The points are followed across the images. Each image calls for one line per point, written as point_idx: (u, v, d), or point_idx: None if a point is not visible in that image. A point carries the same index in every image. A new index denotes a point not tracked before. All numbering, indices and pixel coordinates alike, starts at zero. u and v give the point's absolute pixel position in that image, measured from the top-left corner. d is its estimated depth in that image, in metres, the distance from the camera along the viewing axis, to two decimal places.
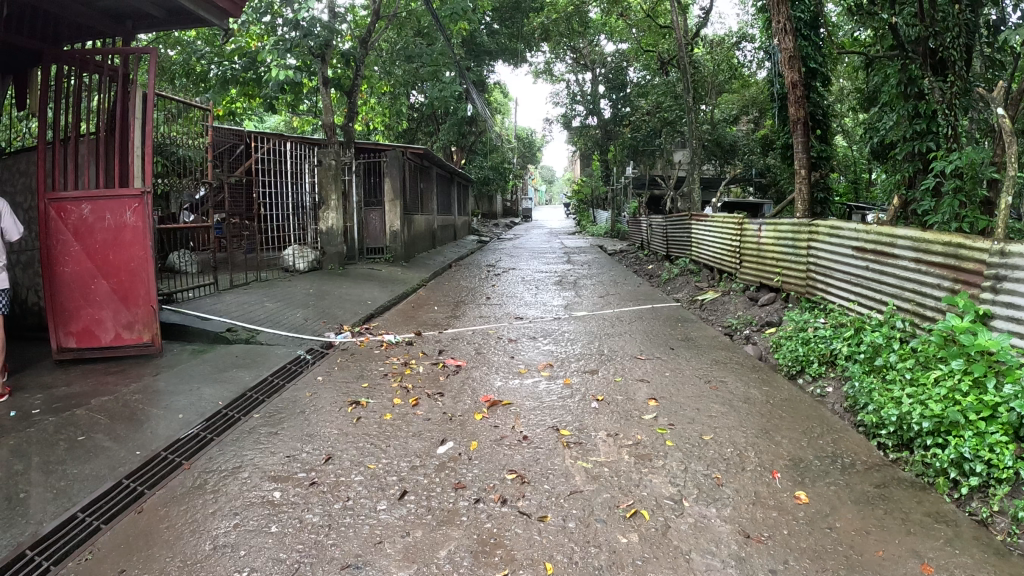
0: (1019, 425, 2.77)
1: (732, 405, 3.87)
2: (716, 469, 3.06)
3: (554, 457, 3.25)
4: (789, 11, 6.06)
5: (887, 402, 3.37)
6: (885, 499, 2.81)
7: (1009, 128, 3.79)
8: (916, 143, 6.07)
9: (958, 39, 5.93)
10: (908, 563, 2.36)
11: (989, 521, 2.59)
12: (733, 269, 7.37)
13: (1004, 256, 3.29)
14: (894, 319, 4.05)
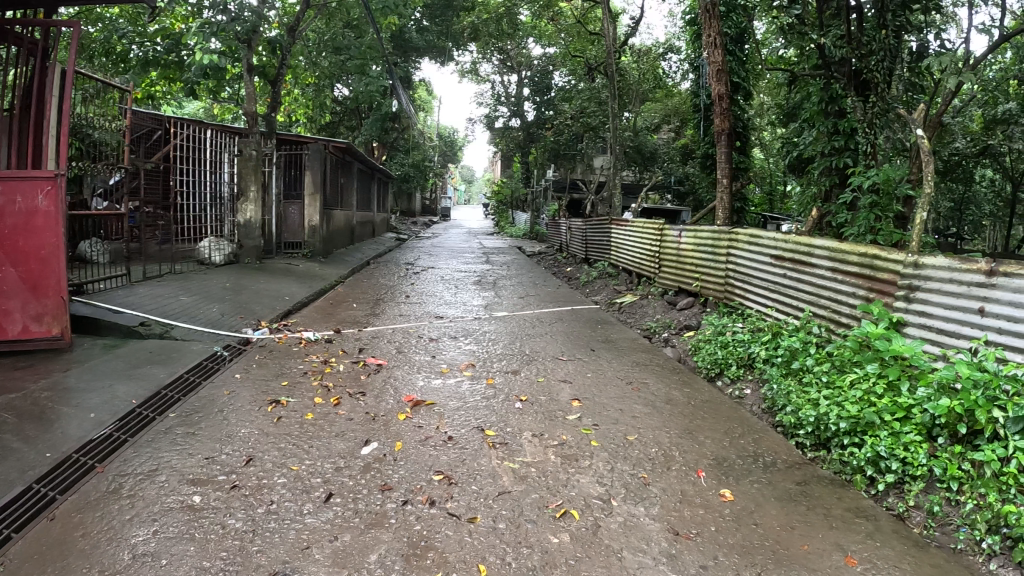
0: (930, 426, 2.98)
1: (655, 405, 3.95)
2: (641, 469, 3.09)
3: (480, 457, 3.20)
4: (720, 26, 6.22)
5: (804, 403, 3.53)
6: (807, 496, 2.92)
7: (926, 148, 4.01)
8: (832, 158, 6.44)
9: (883, 63, 6.17)
10: (833, 556, 2.50)
11: (905, 515, 2.78)
12: (652, 273, 7.54)
13: (917, 268, 3.51)
14: (810, 324, 4.23)
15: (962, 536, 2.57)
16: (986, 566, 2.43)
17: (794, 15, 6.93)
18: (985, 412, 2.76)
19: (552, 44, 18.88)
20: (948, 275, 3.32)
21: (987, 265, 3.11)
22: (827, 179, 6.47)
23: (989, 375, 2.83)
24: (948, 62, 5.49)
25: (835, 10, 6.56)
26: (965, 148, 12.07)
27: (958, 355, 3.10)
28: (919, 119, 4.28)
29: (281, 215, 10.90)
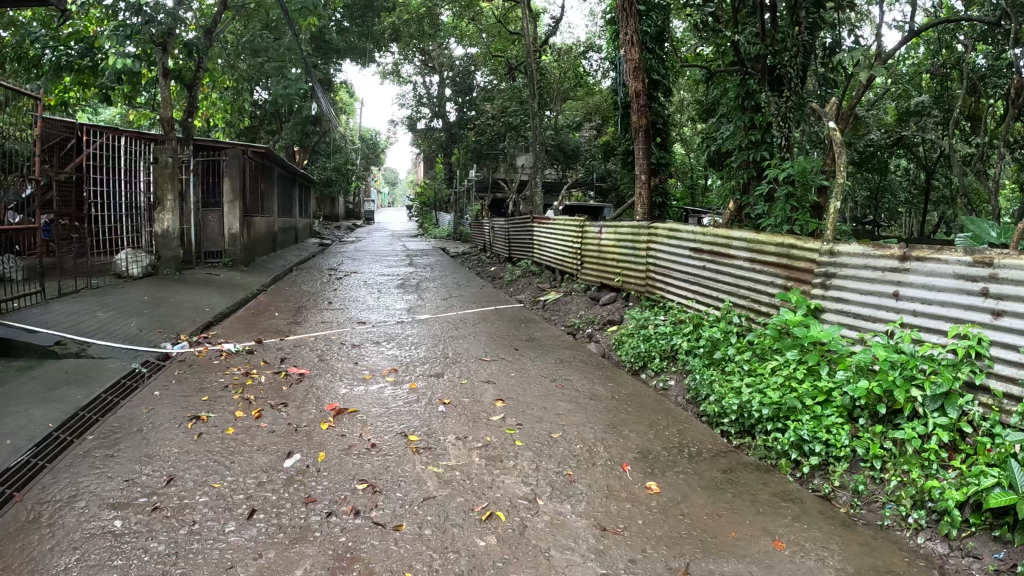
0: (851, 407, 3.11)
1: (579, 402, 3.96)
2: (567, 466, 3.08)
3: (405, 463, 3.14)
4: (637, 24, 6.31)
5: (728, 392, 3.60)
6: (732, 483, 2.97)
7: (839, 140, 4.08)
8: (751, 152, 6.53)
9: (795, 59, 6.34)
10: (761, 540, 2.56)
11: (831, 495, 2.89)
12: (575, 270, 7.60)
13: (833, 256, 3.62)
14: (730, 314, 4.33)
15: (889, 512, 2.72)
16: (914, 540, 2.59)
17: (708, 13, 7.08)
18: (904, 391, 2.90)
19: (474, 44, 18.86)
20: (863, 261, 3.43)
21: (899, 250, 3.23)
22: (744, 173, 6.61)
23: (906, 357, 2.96)
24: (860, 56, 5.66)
25: (748, 9, 6.72)
26: (879, 140, 12.53)
27: (875, 338, 3.23)
28: (830, 113, 4.39)
29: (200, 224, 10.53)
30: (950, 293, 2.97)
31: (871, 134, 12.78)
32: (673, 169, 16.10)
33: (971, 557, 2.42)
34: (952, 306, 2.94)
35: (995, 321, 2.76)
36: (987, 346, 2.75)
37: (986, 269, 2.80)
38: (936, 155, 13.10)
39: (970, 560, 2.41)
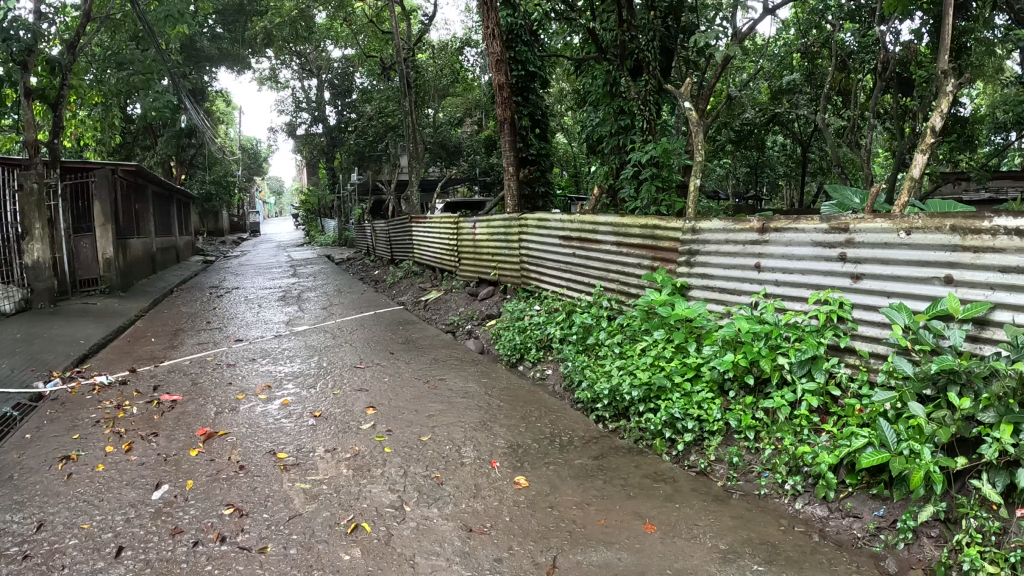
0: (720, 381, 3.24)
1: (450, 401, 3.91)
2: (434, 469, 3.00)
3: (272, 482, 3.00)
4: (497, 17, 6.31)
5: (599, 376, 3.69)
6: (603, 469, 2.98)
7: (696, 121, 4.17)
8: (620, 137, 6.52)
9: (652, 44, 6.41)
10: (633, 525, 2.55)
11: (708, 470, 2.95)
12: (454, 267, 7.70)
13: (695, 234, 3.81)
14: (602, 298, 4.54)
15: (766, 481, 2.80)
16: (793, 506, 2.68)
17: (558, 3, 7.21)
18: (770, 360, 3.04)
19: (349, 45, 18.55)
20: (725, 236, 3.61)
21: (758, 224, 3.41)
22: (613, 159, 6.66)
23: (769, 327, 3.13)
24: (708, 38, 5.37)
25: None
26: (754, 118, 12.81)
27: (740, 312, 3.40)
28: (686, 91, 4.41)
29: (73, 251, 9.89)
30: (809, 260, 3.15)
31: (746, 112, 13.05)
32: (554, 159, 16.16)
33: (851, 517, 2.54)
34: (811, 274, 3.14)
35: (855, 285, 2.95)
36: (848, 310, 2.94)
37: (842, 234, 2.98)
38: (810, 131, 13.58)
39: (850, 519, 2.54)
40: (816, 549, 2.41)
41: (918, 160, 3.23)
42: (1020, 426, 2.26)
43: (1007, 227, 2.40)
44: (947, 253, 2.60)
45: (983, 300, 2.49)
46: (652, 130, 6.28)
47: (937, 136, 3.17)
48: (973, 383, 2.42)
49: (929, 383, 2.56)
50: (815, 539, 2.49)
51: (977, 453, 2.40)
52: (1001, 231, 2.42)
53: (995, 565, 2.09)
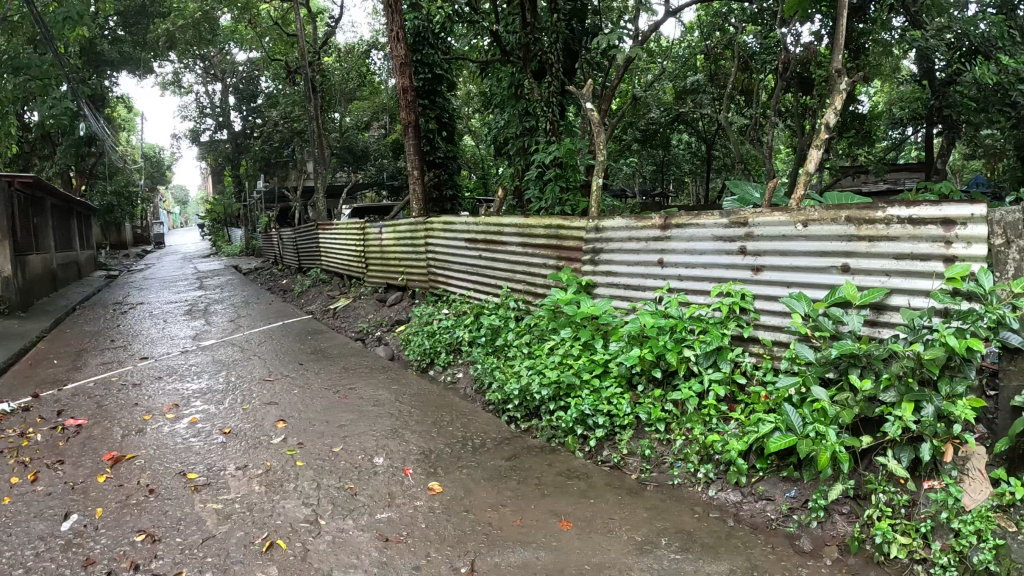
0: (629, 376, 3.39)
1: (361, 410, 3.97)
2: (347, 480, 3.02)
3: (184, 505, 2.92)
4: (402, 20, 6.46)
5: (508, 377, 3.83)
6: (516, 470, 3.09)
7: (597, 120, 4.35)
8: (526, 138, 6.84)
9: (555, 45, 6.42)
10: (549, 522, 2.62)
11: (622, 464, 3.09)
12: (363, 274, 7.99)
13: (599, 232, 4.15)
14: (508, 300, 4.82)
15: (679, 471, 2.94)
16: (707, 492, 2.82)
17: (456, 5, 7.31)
18: (677, 352, 3.21)
19: (255, 48, 18.08)
20: (628, 233, 3.93)
21: (660, 221, 3.71)
22: (519, 159, 6.89)
23: (674, 321, 3.35)
24: (612, 39, 5.58)
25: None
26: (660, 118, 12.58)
27: (646, 306, 3.68)
28: (586, 91, 4.53)
29: None
30: (711, 255, 3.44)
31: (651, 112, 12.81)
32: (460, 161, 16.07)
33: (765, 500, 2.71)
34: (713, 267, 3.42)
35: (755, 276, 3.23)
36: (750, 301, 3.21)
37: (742, 229, 3.26)
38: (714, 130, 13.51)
39: (764, 502, 2.70)
40: (731, 534, 2.57)
41: (813, 155, 3.32)
42: (919, 403, 2.50)
43: (900, 217, 2.69)
44: (845, 243, 2.87)
45: (879, 285, 2.77)
46: (555, 130, 6.27)
47: (830, 132, 3.29)
48: (873, 364, 2.63)
49: (831, 367, 2.76)
50: (730, 524, 2.64)
51: (879, 431, 2.64)
52: (895, 220, 2.70)
53: (907, 537, 2.35)
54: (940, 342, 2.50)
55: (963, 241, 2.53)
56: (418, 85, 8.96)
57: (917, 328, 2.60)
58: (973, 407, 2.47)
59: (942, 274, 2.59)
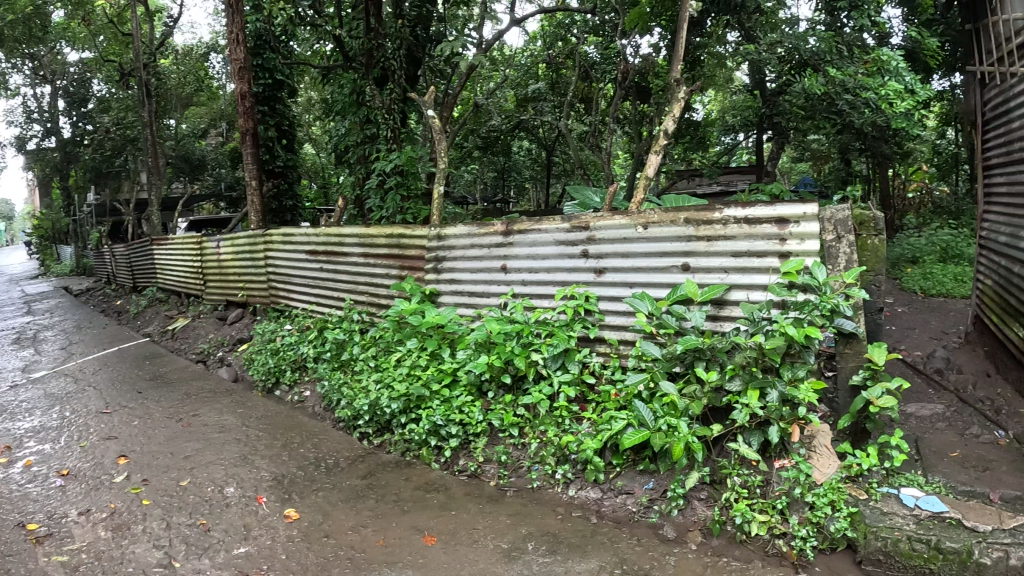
0: (478, 383, 3.48)
1: (208, 439, 3.82)
2: (199, 516, 2.87)
3: (22, 560, 2.62)
4: (241, 21, 6.27)
5: (358, 393, 3.81)
6: (372, 488, 3.09)
7: (436, 129, 4.86)
8: (366, 146, 6.53)
9: (398, 52, 6.47)
10: (413, 538, 2.62)
11: (479, 471, 3.17)
12: (201, 291, 7.71)
13: (441, 240, 4.24)
14: (352, 313, 4.82)
15: (537, 474, 3.05)
16: (566, 492, 2.95)
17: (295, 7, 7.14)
18: (525, 357, 3.30)
19: (87, 48, 16.60)
20: (470, 241, 4.03)
21: (502, 227, 3.84)
22: (359, 168, 6.60)
23: (521, 326, 3.41)
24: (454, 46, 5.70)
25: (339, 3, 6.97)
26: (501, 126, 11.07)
27: (493, 313, 3.74)
28: (428, 99, 5.04)
29: None
30: (555, 258, 3.56)
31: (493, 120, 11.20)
32: (304, 171, 15.37)
33: (625, 494, 2.85)
34: (557, 271, 3.55)
35: (599, 278, 3.38)
36: (594, 303, 3.36)
37: (584, 233, 3.42)
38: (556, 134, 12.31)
39: (623, 497, 2.85)
40: (596, 530, 2.69)
41: (652, 160, 3.52)
42: (763, 389, 2.71)
43: (736, 218, 2.90)
44: (684, 243, 3.05)
45: (719, 282, 2.96)
46: (396, 138, 6.29)
47: (669, 139, 3.51)
48: (717, 356, 2.80)
49: (677, 361, 2.89)
50: (594, 521, 2.76)
51: (728, 420, 2.85)
52: (731, 221, 2.91)
53: (765, 514, 2.60)
54: (779, 333, 2.68)
55: (797, 238, 2.76)
56: (257, 91, 8.70)
57: (757, 319, 2.78)
58: (814, 389, 2.69)
59: (777, 269, 2.80)
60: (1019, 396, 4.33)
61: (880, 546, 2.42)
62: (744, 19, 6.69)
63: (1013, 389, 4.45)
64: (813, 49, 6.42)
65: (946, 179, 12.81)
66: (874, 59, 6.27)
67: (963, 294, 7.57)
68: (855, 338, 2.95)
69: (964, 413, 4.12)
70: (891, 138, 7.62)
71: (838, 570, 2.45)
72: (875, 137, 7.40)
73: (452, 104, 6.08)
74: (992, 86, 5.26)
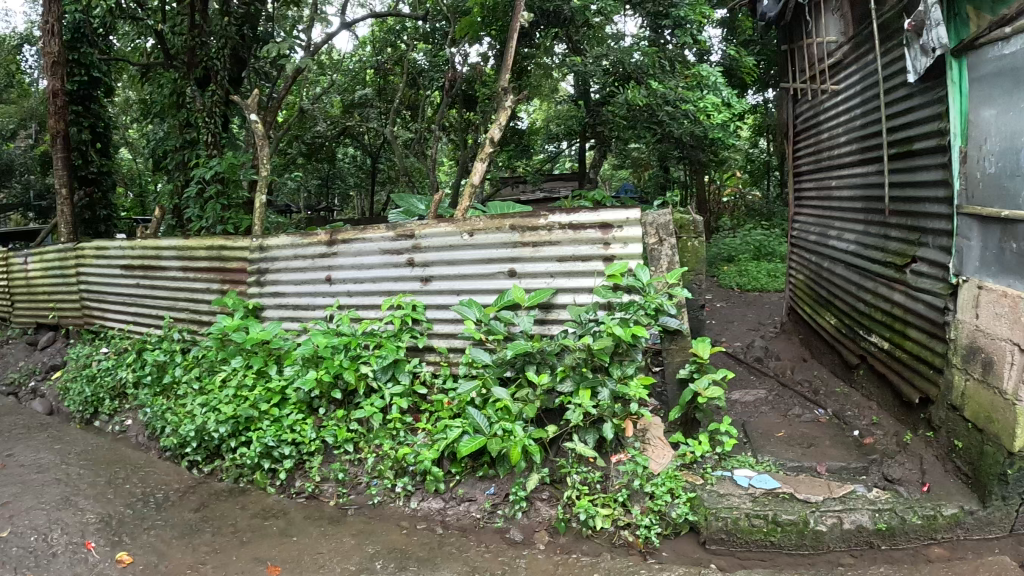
0: (308, 400, 3.33)
1: (19, 481, 3.38)
2: (22, 571, 2.52)
3: None
4: (59, 12, 5.69)
5: (183, 418, 3.48)
6: (208, 520, 2.89)
7: (261, 134, 4.75)
8: (185, 152, 6.04)
9: (222, 52, 6.06)
10: (255, 571, 2.49)
11: (317, 492, 3.05)
12: (7, 313, 6.87)
13: (263, 251, 4.05)
14: (172, 331, 4.42)
15: (376, 489, 2.98)
16: (409, 505, 2.91)
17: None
18: (354, 371, 3.19)
19: None
20: (294, 251, 3.90)
21: (326, 237, 3.73)
22: (178, 175, 6.01)
23: (348, 338, 3.31)
24: (282, 49, 5.51)
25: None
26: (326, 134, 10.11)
27: (317, 326, 3.60)
28: (250, 101, 4.86)
29: None
30: (378, 267, 3.54)
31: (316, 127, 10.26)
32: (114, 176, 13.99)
33: (467, 501, 2.86)
34: (383, 280, 3.52)
35: (425, 286, 3.40)
36: (422, 312, 3.35)
37: (409, 241, 3.41)
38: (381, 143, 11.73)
39: (466, 504, 2.85)
40: (443, 540, 2.69)
41: (478, 168, 3.62)
42: (594, 388, 2.78)
43: (560, 223, 3.00)
44: (510, 249, 3.12)
45: (546, 286, 3.05)
46: (217, 143, 5.95)
47: (494, 146, 3.60)
48: (548, 359, 2.87)
49: (507, 366, 2.95)
50: (439, 532, 2.75)
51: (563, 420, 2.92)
52: (556, 227, 3.01)
53: (608, 508, 2.72)
54: (606, 333, 2.75)
55: (621, 242, 2.90)
56: (70, 88, 7.89)
57: (585, 321, 2.86)
58: (642, 385, 2.81)
59: (602, 271, 2.93)
60: (831, 376, 4.82)
61: (721, 526, 2.64)
62: (572, 31, 6.83)
63: (828, 370, 4.92)
64: (637, 63, 6.75)
65: (757, 185, 14.07)
66: (695, 74, 6.67)
67: (775, 289, 8.36)
68: (680, 336, 3.13)
69: (787, 396, 4.50)
70: (706, 147, 8.22)
71: (684, 552, 2.64)
72: (691, 147, 8.04)
73: (276, 109, 5.89)
74: (803, 101, 5.80)
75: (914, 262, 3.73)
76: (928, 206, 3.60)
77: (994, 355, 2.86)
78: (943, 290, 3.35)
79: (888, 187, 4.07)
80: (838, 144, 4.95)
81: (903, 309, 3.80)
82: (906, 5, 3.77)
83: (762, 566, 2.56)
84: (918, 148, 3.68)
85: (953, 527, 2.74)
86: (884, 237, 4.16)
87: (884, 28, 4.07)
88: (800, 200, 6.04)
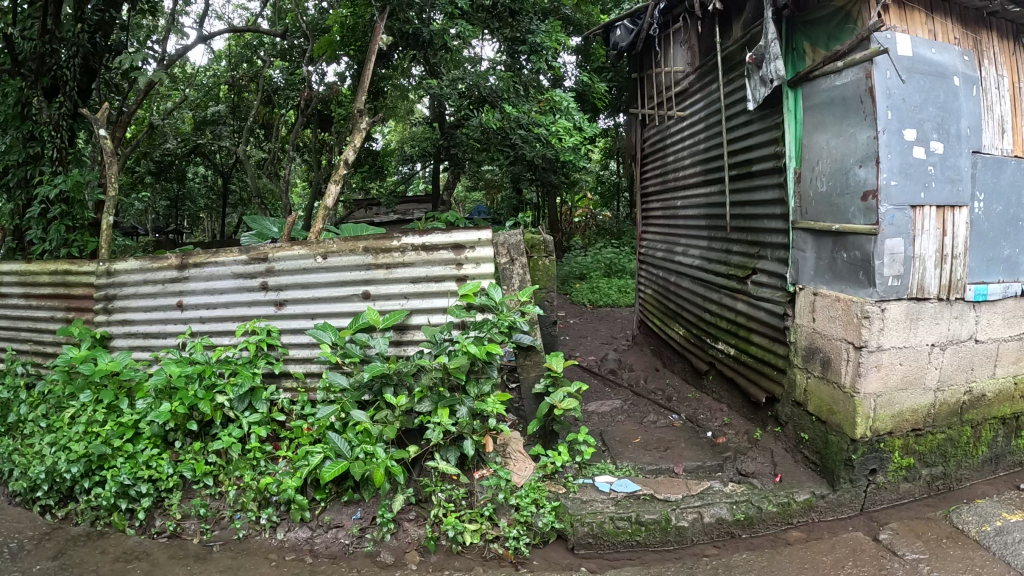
0: (163, 434, 3.11)
1: None
2: None
3: None
4: None
5: (32, 459, 3.18)
6: (67, 568, 2.70)
7: (110, 152, 4.48)
8: (28, 168, 5.16)
9: (75, 60, 5.32)
10: None
11: (179, 530, 2.91)
12: None
13: (110, 276, 3.80)
14: (16, 365, 4.06)
15: (241, 522, 2.88)
16: (275, 537, 2.84)
17: None
18: (209, 402, 3.03)
19: None
20: (143, 275, 3.68)
21: (176, 261, 3.56)
22: (18, 193, 5.16)
23: (201, 367, 3.10)
24: (135, 59, 5.12)
25: None
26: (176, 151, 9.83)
27: (169, 355, 3.39)
28: (99, 115, 4.59)
29: None
30: (231, 293, 3.43)
31: (167, 143, 9.84)
32: None
33: (334, 528, 2.83)
34: (235, 305, 3.43)
35: (279, 311, 3.34)
36: (276, 337, 3.28)
37: (262, 264, 3.33)
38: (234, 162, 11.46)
39: (334, 531, 2.83)
40: (314, 569, 2.65)
41: (331, 190, 3.63)
42: (452, 407, 2.83)
43: (413, 244, 3.09)
44: (363, 271, 3.17)
45: (400, 308, 3.13)
46: (65, 159, 5.25)
47: (348, 169, 3.63)
48: (404, 380, 2.89)
49: (364, 390, 2.93)
50: (309, 562, 2.70)
51: (424, 440, 2.95)
52: (409, 248, 3.09)
53: (476, 523, 2.76)
54: (462, 351, 2.84)
55: (473, 262, 3.05)
56: None
57: (440, 341, 2.94)
58: (499, 401, 2.92)
59: (456, 291, 3.06)
60: (683, 383, 5.13)
61: (587, 531, 2.79)
62: (429, 55, 6.97)
63: (679, 378, 5.25)
64: (492, 87, 6.90)
65: (607, 206, 14.62)
66: (549, 99, 6.97)
67: (625, 305, 8.82)
68: (533, 351, 3.22)
69: (641, 404, 4.72)
70: (558, 170, 8.53)
71: (555, 559, 2.77)
72: (544, 169, 8.21)
73: (129, 124, 5.49)
74: (650, 126, 6.19)
75: (754, 274, 4.06)
76: (766, 222, 3.94)
77: (830, 352, 3.27)
78: (782, 297, 3.72)
79: (728, 205, 4.42)
80: (683, 166, 5.31)
81: (746, 317, 4.14)
82: (749, 39, 4.10)
83: (630, 565, 2.75)
84: (756, 169, 4.03)
85: (807, 511, 3.12)
86: (726, 251, 4.50)
87: (728, 60, 4.41)
88: (647, 218, 6.41)
